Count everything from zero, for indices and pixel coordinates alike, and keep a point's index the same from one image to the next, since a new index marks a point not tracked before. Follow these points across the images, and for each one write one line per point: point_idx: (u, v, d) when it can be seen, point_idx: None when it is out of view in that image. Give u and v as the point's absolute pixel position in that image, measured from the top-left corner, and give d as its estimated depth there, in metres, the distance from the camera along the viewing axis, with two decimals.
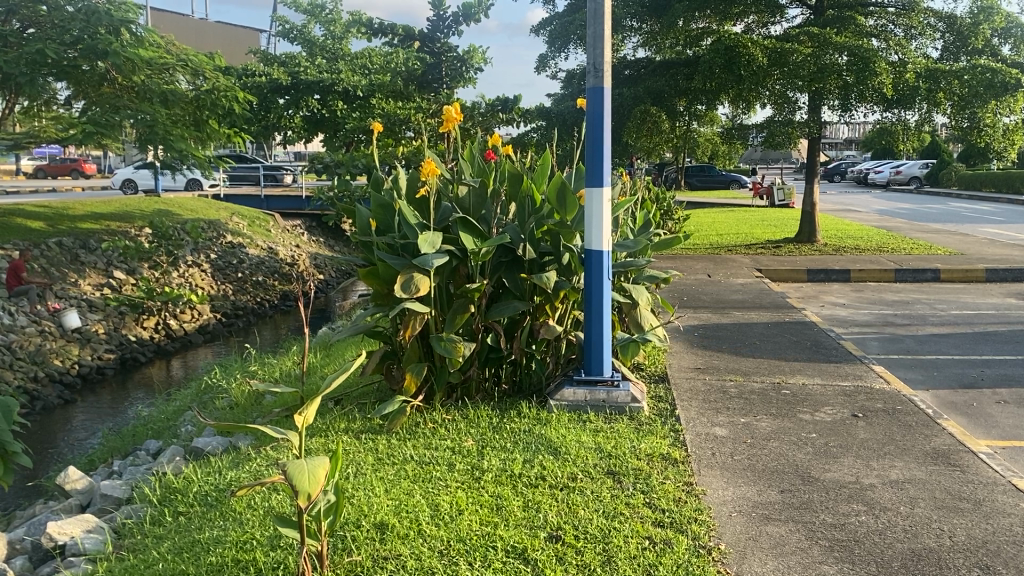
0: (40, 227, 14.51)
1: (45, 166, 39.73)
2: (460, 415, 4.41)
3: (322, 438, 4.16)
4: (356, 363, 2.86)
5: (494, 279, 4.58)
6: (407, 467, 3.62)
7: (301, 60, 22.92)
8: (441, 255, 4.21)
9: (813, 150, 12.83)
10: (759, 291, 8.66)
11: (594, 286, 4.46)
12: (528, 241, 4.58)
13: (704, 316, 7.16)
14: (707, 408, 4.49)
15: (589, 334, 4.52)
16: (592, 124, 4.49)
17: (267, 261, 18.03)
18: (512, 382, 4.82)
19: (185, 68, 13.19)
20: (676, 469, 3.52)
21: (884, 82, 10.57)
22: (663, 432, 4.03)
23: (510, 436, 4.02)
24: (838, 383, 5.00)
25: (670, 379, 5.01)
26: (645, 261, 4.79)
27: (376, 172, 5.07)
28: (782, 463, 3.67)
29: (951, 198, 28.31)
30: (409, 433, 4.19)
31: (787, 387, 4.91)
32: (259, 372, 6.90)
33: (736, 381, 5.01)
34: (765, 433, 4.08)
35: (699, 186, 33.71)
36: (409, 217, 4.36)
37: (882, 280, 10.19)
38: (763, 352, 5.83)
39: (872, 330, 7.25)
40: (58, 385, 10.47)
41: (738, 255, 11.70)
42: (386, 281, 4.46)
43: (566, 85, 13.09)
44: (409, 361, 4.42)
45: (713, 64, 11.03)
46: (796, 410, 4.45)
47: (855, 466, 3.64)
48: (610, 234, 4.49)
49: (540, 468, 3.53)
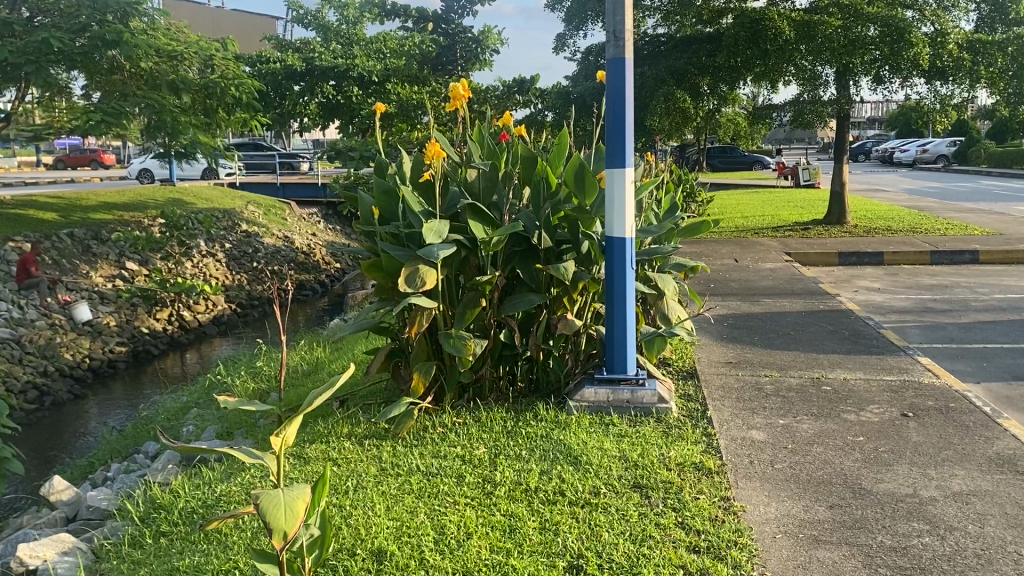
0: (52, 218, 14.33)
1: (65, 157, 39.97)
2: (472, 418, 4.06)
3: (323, 444, 3.85)
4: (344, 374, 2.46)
5: (507, 271, 4.24)
6: (412, 480, 3.28)
7: (315, 46, 22.67)
8: (447, 245, 3.89)
9: (841, 129, 12.31)
10: (789, 276, 8.24)
11: (615, 276, 4.09)
12: (544, 229, 4.24)
13: (732, 304, 6.76)
14: (741, 408, 4.10)
15: (611, 329, 4.15)
16: (613, 98, 4.10)
17: (282, 250, 17.78)
18: (529, 380, 4.47)
19: (196, 56, 12.90)
20: (710, 481, 3.17)
21: (921, 54, 10.05)
22: (693, 436, 3.66)
23: (526, 442, 3.67)
24: (882, 377, 4.60)
25: (698, 375, 4.63)
26: (672, 248, 4.42)
27: (381, 157, 4.73)
28: (830, 473, 3.29)
29: (982, 176, 27.57)
30: (417, 439, 3.85)
31: (826, 383, 4.52)
32: (265, 367, 6.61)
33: (771, 377, 4.61)
34: (807, 437, 3.69)
35: (721, 168, 33.14)
36: (413, 205, 4.04)
37: (918, 263, 9.72)
38: (798, 343, 5.42)
39: (912, 318, 6.81)
40: (69, 379, 10.26)
41: (765, 238, 11.28)
42: (391, 273, 4.16)
43: (582, 65, 12.67)
44: (416, 360, 4.10)
45: (739, 39, 10.60)
46: (839, 409, 4.06)
47: (911, 475, 3.26)
48: (634, 220, 4.12)
49: (558, 481, 3.17)
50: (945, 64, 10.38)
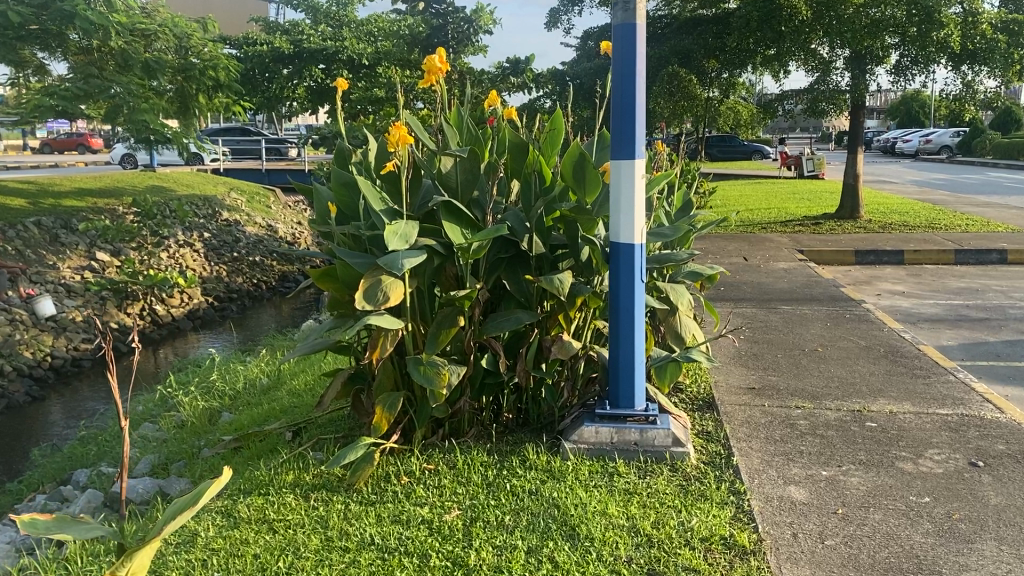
0: (20, 205, 13.49)
1: (50, 142, 39.19)
2: (448, 461, 3.34)
3: (261, 499, 3.14)
4: (208, 497, 1.80)
5: (490, 282, 3.52)
6: (362, 561, 2.57)
7: (305, 28, 21.91)
8: (416, 252, 3.16)
9: (856, 118, 11.52)
10: (806, 278, 7.54)
11: (622, 290, 3.36)
12: (536, 232, 3.51)
13: (747, 313, 6.02)
14: (774, 453, 3.37)
15: (616, 354, 3.40)
16: (621, 74, 3.34)
17: (266, 239, 17.02)
18: (517, 413, 3.75)
19: (172, 34, 11.96)
20: (747, 568, 2.45)
21: (951, 36, 9.26)
22: (719, 497, 2.94)
23: (511, 501, 2.95)
24: (935, 411, 3.87)
25: (718, 407, 3.90)
26: (688, 255, 3.69)
27: (343, 143, 3.99)
28: (898, 555, 2.56)
29: (989, 168, 26.98)
30: (376, 493, 3.12)
31: (870, 418, 3.79)
32: (224, 379, 5.88)
33: (804, 410, 3.87)
34: (860, 497, 2.97)
35: (719, 157, 32.47)
36: (373, 202, 3.29)
37: (941, 263, 9.02)
38: (831, 363, 4.69)
39: (945, 329, 6.09)
40: (27, 380, 9.46)
41: (775, 233, 10.56)
42: (347, 285, 3.44)
43: (580, 48, 11.96)
44: (379, 391, 3.37)
45: (750, 19, 9.79)
46: (892, 457, 3.33)
47: (1003, 559, 2.54)
48: (645, 221, 3.38)
49: (550, 567, 2.46)
50: (977, 46, 9.56)
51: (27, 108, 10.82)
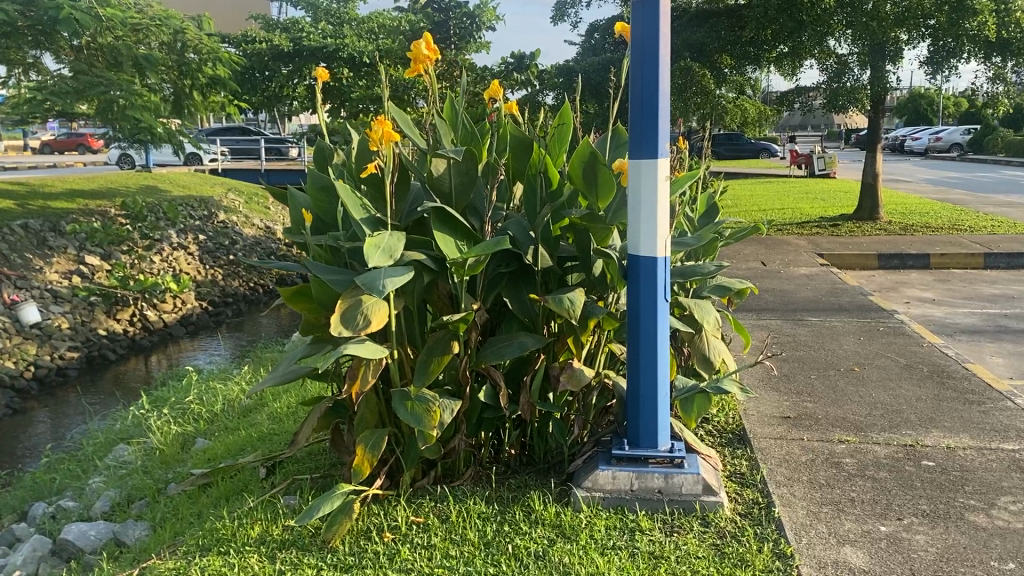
0: (7, 207, 12.99)
1: (51, 142, 38.97)
2: (440, 511, 2.86)
3: (219, 560, 2.67)
4: None
5: (489, 301, 3.04)
6: None
7: (304, 25, 21.44)
8: (401, 270, 2.67)
9: (874, 116, 11.01)
10: (830, 284, 7.04)
11: (643, 311, 2.87)
12: (543, 242, 3.03)
13: (772, 325, 5.52)
14: (823, 502, 2.89)
15: (636, 386, 2.91)
16: (640, 58, 2.85)
17: (263, 241, 16.58)
18: (521, 450, 3.27)
19: (164, 30, 11.44)
20: None
21: (985, 24, 8.80)
22: (764, 562, 2.47)
23: (513, 569, 2.47)
24: (999, 446, 3.38)
25: (751, 442, 3.41)
26: (716, 268, 3.20)
27: (323, 141, 3.52)
28: None
29: (1004, 167, 26.40)
30: (354, 553, 2.65)
31: (926, 455, 3.30)
32: (204, 398, 5.42)
33: (848, 446, 3.38)
34: (931, 563, 2.48)
35: (726, 156, 31.97)
36: (353, 210, 2.81)
37: (970, 267, 8.51)
38: (872, 385, 4.20)
39: (987, 343, 5.57)
40: (8, 392, 8.95)
41: (792, 235, 10.05)
42: (323, 305, 2.97)
43: (587, 41, 11.49)
44: (361, 430, 2.89)
45: (770, 8, 9.17)
46: (960, 506, 2.84)
47: None
48: (668, 231, 2.89)
49: None
50: (1013, 35, 9.10)
51: (17, 107, 10.33)
